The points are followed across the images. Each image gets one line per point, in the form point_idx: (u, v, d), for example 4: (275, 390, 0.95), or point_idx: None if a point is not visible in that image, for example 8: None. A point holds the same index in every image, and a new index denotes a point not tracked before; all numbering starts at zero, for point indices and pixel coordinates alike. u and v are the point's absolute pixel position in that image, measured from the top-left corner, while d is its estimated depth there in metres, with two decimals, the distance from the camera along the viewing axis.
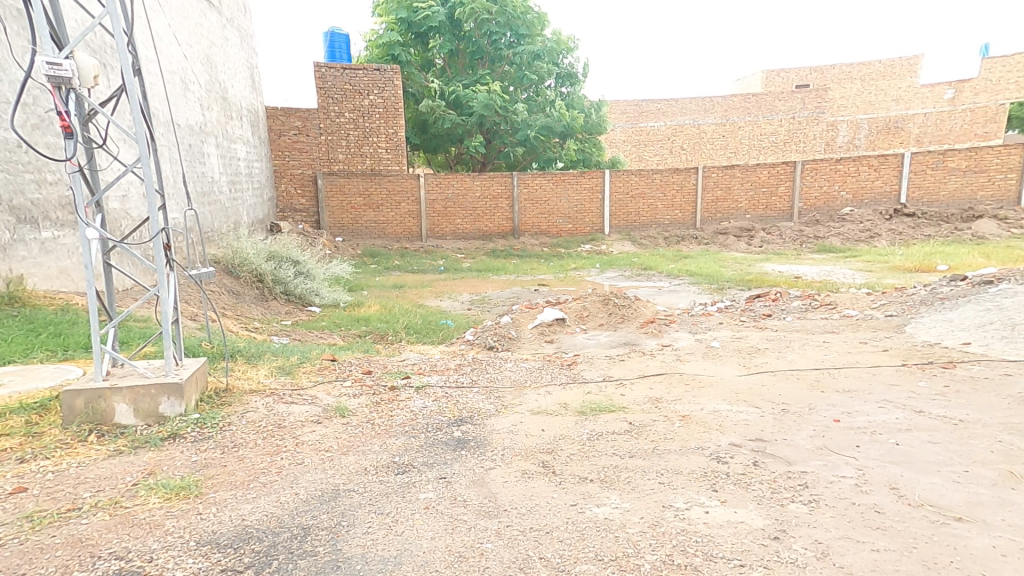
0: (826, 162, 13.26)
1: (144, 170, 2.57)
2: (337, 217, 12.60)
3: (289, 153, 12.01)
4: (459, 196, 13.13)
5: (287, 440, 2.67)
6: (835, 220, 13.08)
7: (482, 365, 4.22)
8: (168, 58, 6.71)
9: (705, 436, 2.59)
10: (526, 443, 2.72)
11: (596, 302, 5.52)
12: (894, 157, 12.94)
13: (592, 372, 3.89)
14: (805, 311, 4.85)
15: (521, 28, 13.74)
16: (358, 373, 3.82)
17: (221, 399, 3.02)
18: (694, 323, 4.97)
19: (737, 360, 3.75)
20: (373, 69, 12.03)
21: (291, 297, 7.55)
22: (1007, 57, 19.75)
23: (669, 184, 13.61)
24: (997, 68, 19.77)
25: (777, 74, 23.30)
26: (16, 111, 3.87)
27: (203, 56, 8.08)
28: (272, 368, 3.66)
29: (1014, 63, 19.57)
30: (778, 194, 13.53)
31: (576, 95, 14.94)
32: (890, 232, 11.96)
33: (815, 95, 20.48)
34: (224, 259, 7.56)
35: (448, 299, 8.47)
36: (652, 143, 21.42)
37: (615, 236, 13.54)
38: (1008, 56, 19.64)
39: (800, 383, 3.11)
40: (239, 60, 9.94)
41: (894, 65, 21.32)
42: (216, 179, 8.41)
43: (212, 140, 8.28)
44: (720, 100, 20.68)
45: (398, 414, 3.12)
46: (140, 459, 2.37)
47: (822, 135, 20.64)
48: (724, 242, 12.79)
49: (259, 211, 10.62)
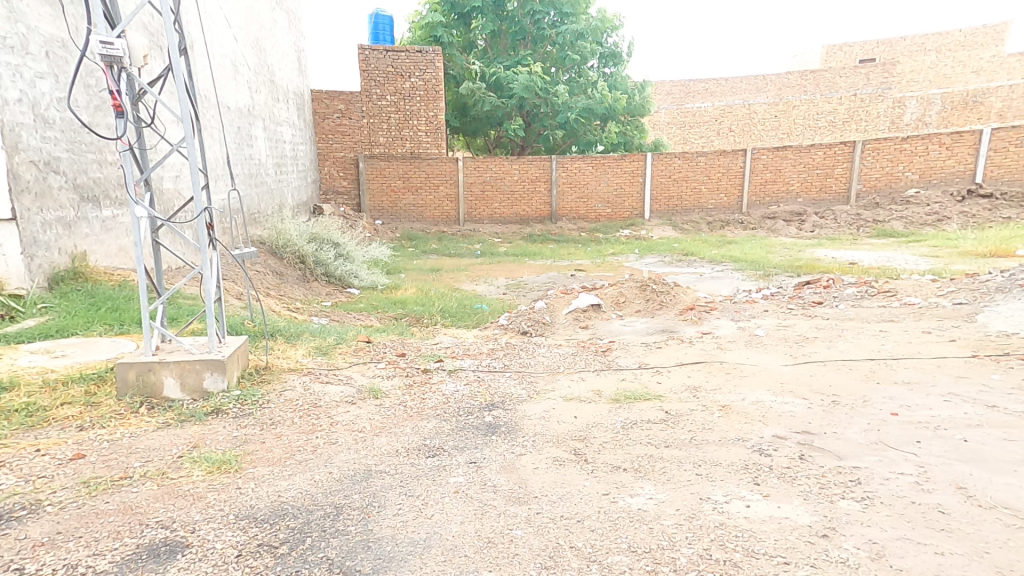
0: (890, 141, 12.38)
1: (188, 150, 2.62)
2: (377, 201, 12.79)
3: (332, 136, 12.24)
4: (496, 179, 13.06)
5: (322, 419, 2.72)
6: (898, 202, 12.23)
7: (515, 350, 4.19)
8: (218, 42, 6.90)
9: (747, 427, 2.46)
10: (558, 430, 2.67)
11: (634, 288, 5.38)
12: (970, 134, 11.93)
13: (628, 359, 3.80)
14: (860, 299, 4.55)
15: (565, 6, 13.43)
16: (392, 356, 3.86)
17: (261, 377, 3.12)
18: (737, 311, 4.76)
19: (783, 348, 3.56)
20: (415, 51, 12.04)
21: (331, 280, 7.73)
22: None
23: (715, 167, 13.08)
24: None
25: (838, 49, 22.06)
26: (81, 93, 4.05)
27: (252, 39, 8.26)
28: (309, 348, 3.74)
29: None
30: (835, 175, 12.76)
31: (619, 75, 14.52)
32: (961, 215, 11.10)
33: (880, 70, 19.24)
34: (268, 240, 7.80)
35: (484, 283, 8.47)
36: (698, 124, 20.60)
37: (655, 221, 13.18)
38: None
39: (853, 375, 2.92)
40: (287, 43, 10.13)
41: (974, 34, 19.89)
42: (263, 162, 8.66)
43: (259, 123, 8.51)
44: (774, 78, 19.77)
45: (430, 397, 3.12)
46: (185, 432, 2.46)
47: (886, 113, 19.19)
48: (772, 227, 12.23)
49: (302, 193, 10.90)
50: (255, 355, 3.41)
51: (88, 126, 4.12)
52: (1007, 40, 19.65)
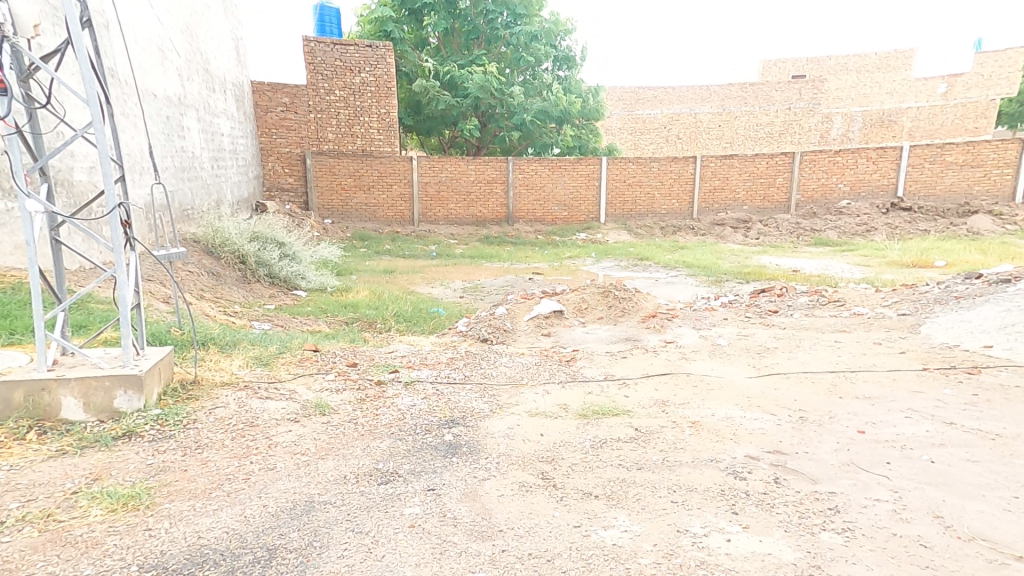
0: (824, 153, 13.05)
1: (96, 135, 2.26)
2: (327, 199, 12.21)
3: (276, 130, 11.56)
4: (452, 179, 12.77)
5: (259, 441, 2.41)
6: (832, 213, 12.91)
7: (476, 359, 3.98)
8: (140, 24, 6.31)
9: (719, 446, 2.37)
10: (524, 450, 2.49)
11: (596, 294, 5.29)
12: (892, 150, 12.74)
13: (593, 370, 3.68)
14: (812, 307, 4.64)
15: (518, 7, 13.31)
16: (342, 366, 3.56)
17: (188, 393, 2.76)
18: (698, 319, 4.75)
19: (746, 360, 3.54)
20: (364, 46, 11.59)
21: (275, 281, 7.23)
22: (999, 52, 19.79)
23: (666, 173, 13.35)
24: (989, 62, 20.08)
25: (774, 64, 23.27)
26: None
27: (182, 23, 7.65)
28: (247, 359, 3.38)
29: (1005, 58, 19.66)
30: (776, 185, 13.33)
31: (573, 79, 14.55)
32: (887, 225, 11.87)
33: (811, 86, 20.31)
34: (204, 238, 7.22)
35: (440, 286, 8.20)
36: (648, 131, 21.07)
37: (611, 224, 13.31)
38: (999, 51, 19.68)
39: (815, 387, 2.91)
40: (223, 31, 9.49)
41: (890, 57, 21.22)
42: (197, 155, 8.04)
43: (192, 114, 7.89)
44: (717, 89, 20.49)
45: (384, 413, 2.87)
46: (86, 462, 2.11)
47: (817, 127, 20.37)
48: (721, 234, 12.60)
49: (243, 189, 10.25)
50: (181, 368, 3.03)
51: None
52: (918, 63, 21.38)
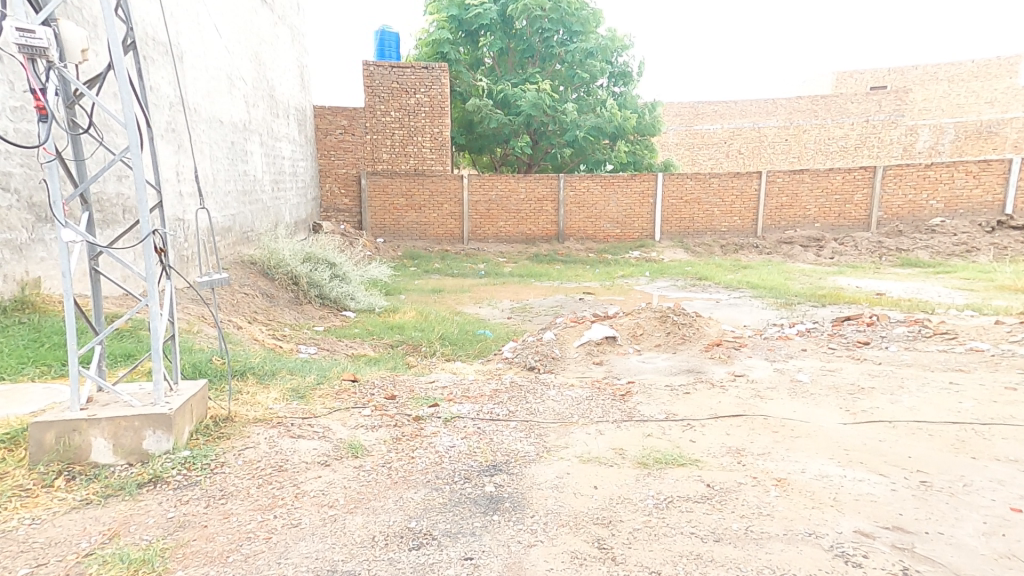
0: (913, 167, 11.89)
1: (132, 161, 2.18)
2: (379, 218, 12.40)
3: (334, 152, 11.97)
4: (503, 197, 12.66)
5: (286, 489, 2.21)
6: (922, 231, 11.72)
7: (522, 392, 3.67)
8: (212, 53, 6.64)
9: (818, 515, 1.93)
10: (576, 508, 2.14)
11: (653, 319, 4.87)
12: (999, 163, 11.46)
13: (651, 407, 3.28)
14: (912, 341, 4.03)
15: (574, 25, 13.20)
16: (380, 399, 3.35)
17: (220, 431, 2.62)
18: (771, 349, 4.24)
19: (835, 401, 3.03)
20: (421, 68, 11.81)
21: (326, 302, 7.28)
22: None
23: (729, 189, 12.65)
24: None
25: (849, 75, 21.91)
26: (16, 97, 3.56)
27: (251, 52, 8.03)
28: (284, 391, 3.24)
29: None
30: (854, 202, 12.30)
31: (629, 95, 14.23)
32: (991, 246, 10.59)
33: (893, 97, 18.82)
34: (260, 259, 7.39)
35: (488, 306, 7.98)
36: (706, 146, 20.32)
37: (666, 243, 12.73)
38: None
39: (932, 443, 2.42)
40: (289, 58, 9.92)
41: (990, 64, 19.30)
42: (258, 178, 8.33)
43: (256, 138, 8.21)
44: (784, 103, 19.42)
45: (420, 455, 2.61)
46: (106, 515, 1.96)
47: (899, 140, 18.90)
48: (789, 253, 11.74)
49: (301, 210, 10.57)
50: (214, 401, 2.92)
51: (9, 134, 3.51)
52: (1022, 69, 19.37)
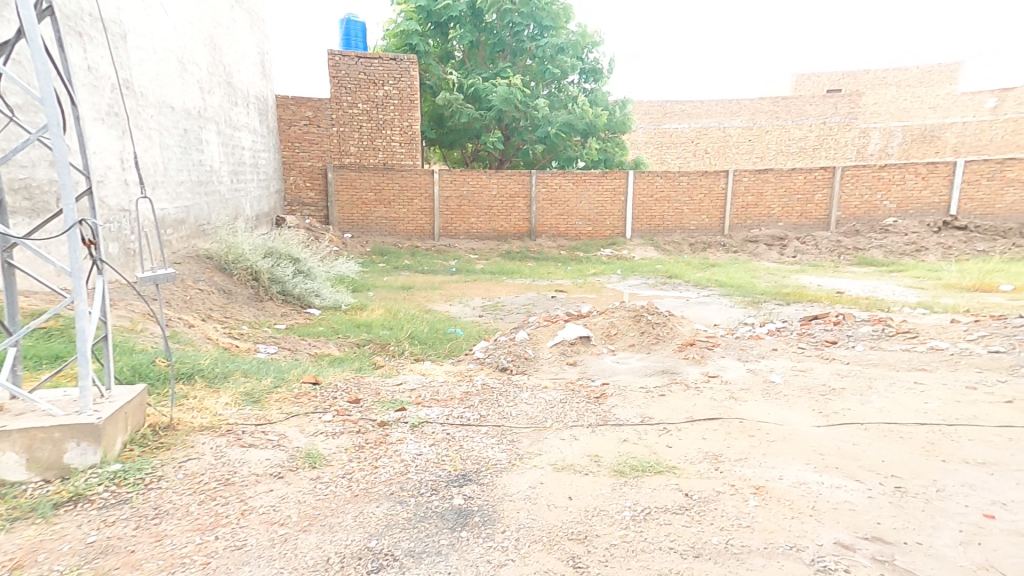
0: (868, 168, 12.33)
1: (51, 141, 1.94)
2: (347, 213, 12.04)
3: (299, 143, 11.55)
4: (474, 193, 12.46)
5: (231, 505, 2.02)
6: (877, 231, 12.16)
7: (493, 394, 3.53)
8: (161, 35, 6.25)
9: (798, 526, 1.87)
10: (549, 521, 2.03)
11: (627, 318, 4.81)
12: (945, 165, 11.96)
13: (627, 411, 3.20)
14: (878, 339, 4.07)
15: (545, 20, 13.09)
16: (343, 403, 3.16)
17: (159, 441, 2.39)
18: (743, 349, 4.24)
19: (808, 403, 3.01)
20: (389, 59, 11.50)
21: (289, 298, 6.97)
22: None
23: (697, 188, 12.82)
24: None
25: (807, 78, 22.63)
26: None
27: (206, 36, 7.61)
28: (236, 395, 3.01)
29: None
30: (815, 201, 12.64)
31: (600, 92, 14.23)
32: (939, 245, 11.04)
33: (848, 100, 19.58)
34: (217, 254, 7.01)
35: (459, 304, 7.81)
36: (674, 145, 20.61)
37: (637, 241, 12.81)
38: None
39: (904, 446, 2.40)
40: (248, 44, 9.48)
41: (932, 71, 20.63)
42: (216, 169, 7.93)
43: (213, 126, 7.81)
44: (748, 103, 19.89)
45: (384, 465, 2.45)
46: (13, 543, 1.74)
47: (853, 142, 19.60)
48: (754, 251, 12.00)
49: (263, 203, 10.14)
50: (155, 407, 2.68)
51: None
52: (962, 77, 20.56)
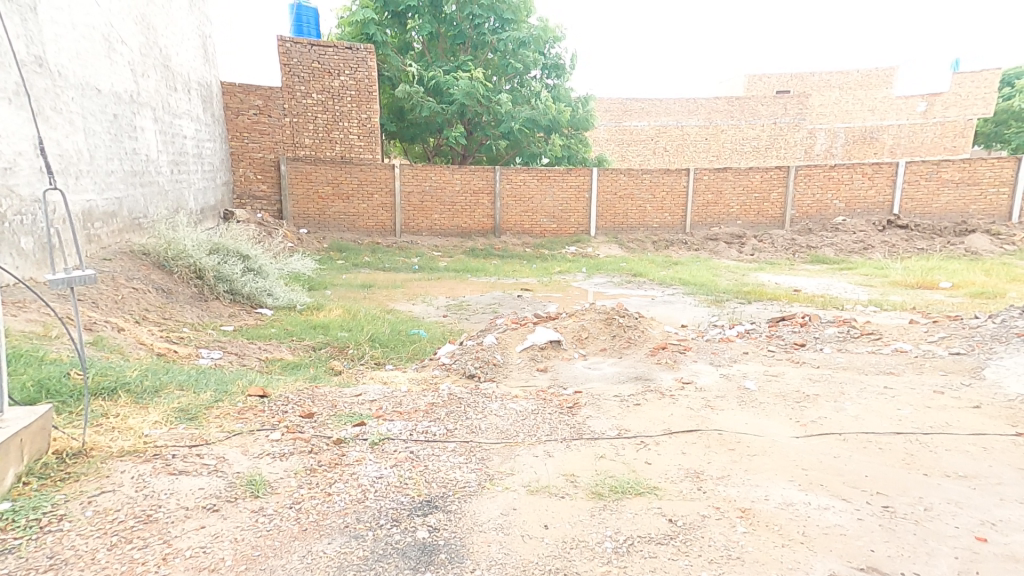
0: (819, 168, 12.74)
1: None
2: (303, 207, 11.46)
3: (249, 134, 10.91)
4: (437, 188, 12.12)
5: (152, 550, 1.73)
6: (828, 229, 12.59)
7: (461, 405, 3.31)
8: (82, 10, 5.67)
9: (790, 556, 1.75)
10: (524, 556, 1.84)
11: (597, 321, 4.68)
12: (889, 166, 12.48)
13: (601, 422, 3.06)
14: (844, 341, 4.09)
15: (505, 13, 12.84)
16: (294, 419, 2.87)
17: (66, 471, 2.05)
18: (715, 352, 4.18)
19: (785, 411, 2.94)
20: (344, 47, 11.01)
21: (237, 298, 6.51)
22: (976, 73, 20.17)
23: (659, 186, 12.92)
24: (966, 83, 20.26)
25: (758, 79, 23.15)
26: None
27: (138, 14, 7.00)
28: (168, 412, 2.67)
29: (982, 79, 20.08)
30: (771, 200, 12.97)
31: (562, 88, 14.11)
32: (884, 243, 11.52)
33: (796, 101, 20.34)
34: (155, 250, 6.46)
35: (422, 303, 7.51)
36: (635, 142, 20.79)
37: (601, 238, 12.80)
38: (977, 72, 20.09)
39: (883, 458, 2.35)
40: (188, 25, 8.83)
41: (871, 75, 21.59)
42: (153, 158, 7.33)
43: (148, 112, 7.21)
44: (704, 102, 20.57)
45: (339, 492, 2.19)
46: None
47: (802, 142, 20.31)
48: (715, 249, 12.18)
49: (209, 196, 9.49)
50: (62, 428, 2.32)
51: None
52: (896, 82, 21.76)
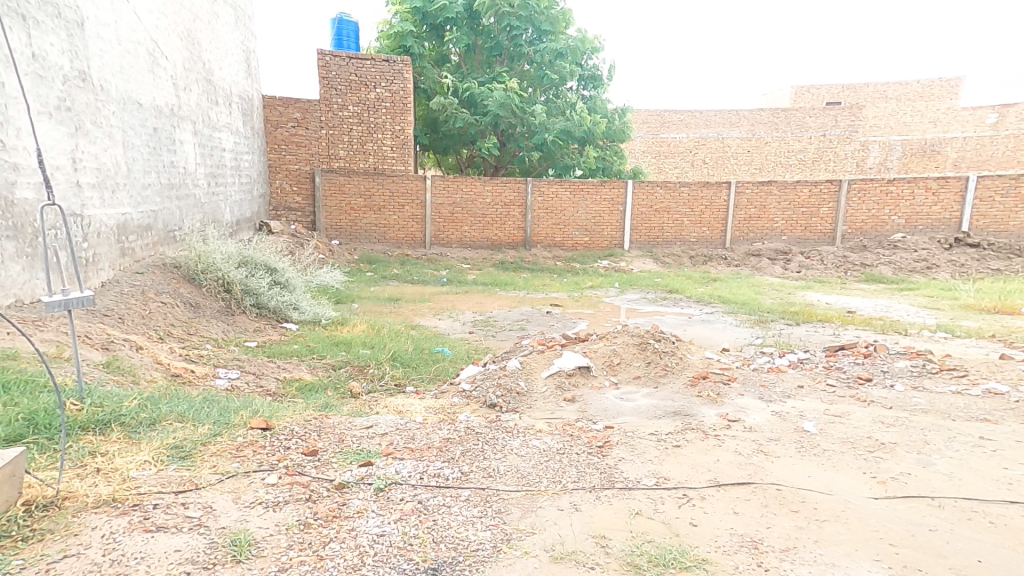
0: (876, 182, 11.94)
1: None
2: (335, 219, 11.49)
3: (285, 146, 11.09)
4: (468, 200, 11.96)
5: None
6: (885, 246, 11.75)
7: (479, 441, 3.00)
8: (129, 25, 5.75)
9: None
10: None
11: (632, 346, 4.29)
12: (956, 180, 11.60)
13: (636, 467, 2.69)
14: (919, 377, 3.58)
15: (543, 24, 12.70)
16: (295, 457, 2.65)
17: (33, 528, 1.91)
18: (764, 384, 3.74)
19: (856, 463, 2.49)
20: (382, 60, 11.04)
21: (264, 312, 6.42)
22: None
23: (698, 199, 12.40)
24: None
25: (807, 90, 22.30)
26: None
27: (182, 30, 7.12)
28: (159, 450, 2.54)
29: None
30: (820, 215, 12.25)
31: (599, 99, 13.81)
32: (950, 263, 10.63)
33: (847, 113, 19.46)
34: (185, 263, 6.42)
35: (448, 318, 7.27)
36: (672, 154, 20.22)
37: (635, 252, 12.36)
38: None
39: (996, 537, 1.90)
40: (232, 41, 9.01)
41: (932, 85, 20.41)
42: (190, 170, 7.39)
43: (188, 125, 7.29)
44: (747, 114, 19.67)
45: (332, 554, 1.92)
46: None
47: (853, 155, 19.36)
48: (758, 265, 11.54)
49: (244, 208, 9.59)
50: (39, 472, 2.21)
51: None
52: (957, 92, 20.57)
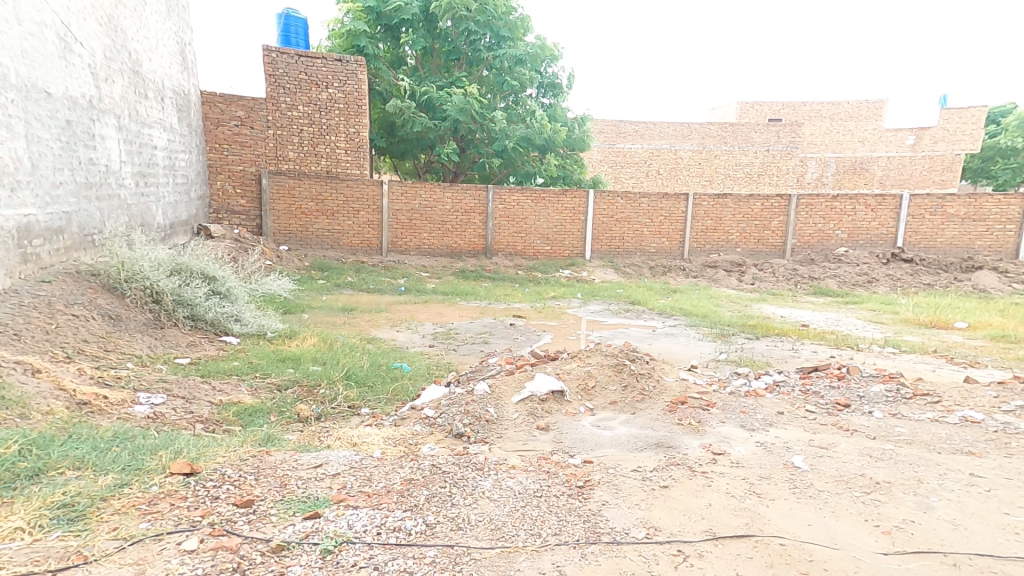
0: (822, 198, 12.40)
1: None
2: (283, 223, 10.79)
3: (228, 146, 10.34)
4: (427, 207, 11.53)
5: None
6: (830, 259, 12.21)
7: (444, 483, 2.65)
8: (32, 2, 5.05)
9: None
10: None
11: (606, 368, 4.04)
12: (892, 198, 12.20)
13: (623, 512, 2.42)
14: (895, 403, 3.53)
15: (502, 30, 12.47)
16: (224, 510, 2.22)
17: None
18: (745, 411, 3.58)
19: (856, 508, 2.33)
20: (334, 59, 10.48)
21: (200, 325, 5.79)
22: (964, 109, 20.44)
23: (656, 210, 12.49)
24: (954, 119, 20.48)
25: (751, 106, 23.13)
26: None
27: (103, 14, 6.40)
28: (40, 510, 2.07)
29: (969, 116, 20.35)
30: (771, 228, 12.60)
31: (558, 107, 13.73)
32: (888, 277, 11.14)
33: (789, 130, 19.98)
34: (106, 271, 5.69)
35: (406, 330, 6.84)
36: (628, 164, 20.49)
37: (596, 262, 12.29)
38: (964, 108, 20.35)
39: None
40: (164, 31, 8.26)
41: (862, 106, 21.43)
42: (114, 168, 6.64)
43: (110, 119, 6.55)
44: (697, 127, 20.04)
45: None
46: None
47: (794, 170, 20.34)
48: (713, 277, 11.70)
49: (180, 210, 8.78)
50: None
51: None
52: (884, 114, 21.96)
